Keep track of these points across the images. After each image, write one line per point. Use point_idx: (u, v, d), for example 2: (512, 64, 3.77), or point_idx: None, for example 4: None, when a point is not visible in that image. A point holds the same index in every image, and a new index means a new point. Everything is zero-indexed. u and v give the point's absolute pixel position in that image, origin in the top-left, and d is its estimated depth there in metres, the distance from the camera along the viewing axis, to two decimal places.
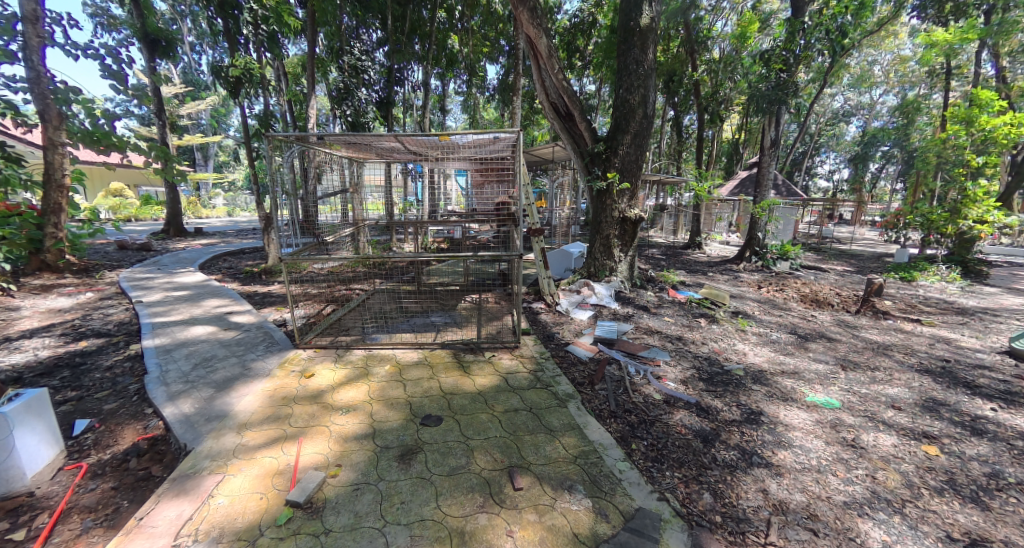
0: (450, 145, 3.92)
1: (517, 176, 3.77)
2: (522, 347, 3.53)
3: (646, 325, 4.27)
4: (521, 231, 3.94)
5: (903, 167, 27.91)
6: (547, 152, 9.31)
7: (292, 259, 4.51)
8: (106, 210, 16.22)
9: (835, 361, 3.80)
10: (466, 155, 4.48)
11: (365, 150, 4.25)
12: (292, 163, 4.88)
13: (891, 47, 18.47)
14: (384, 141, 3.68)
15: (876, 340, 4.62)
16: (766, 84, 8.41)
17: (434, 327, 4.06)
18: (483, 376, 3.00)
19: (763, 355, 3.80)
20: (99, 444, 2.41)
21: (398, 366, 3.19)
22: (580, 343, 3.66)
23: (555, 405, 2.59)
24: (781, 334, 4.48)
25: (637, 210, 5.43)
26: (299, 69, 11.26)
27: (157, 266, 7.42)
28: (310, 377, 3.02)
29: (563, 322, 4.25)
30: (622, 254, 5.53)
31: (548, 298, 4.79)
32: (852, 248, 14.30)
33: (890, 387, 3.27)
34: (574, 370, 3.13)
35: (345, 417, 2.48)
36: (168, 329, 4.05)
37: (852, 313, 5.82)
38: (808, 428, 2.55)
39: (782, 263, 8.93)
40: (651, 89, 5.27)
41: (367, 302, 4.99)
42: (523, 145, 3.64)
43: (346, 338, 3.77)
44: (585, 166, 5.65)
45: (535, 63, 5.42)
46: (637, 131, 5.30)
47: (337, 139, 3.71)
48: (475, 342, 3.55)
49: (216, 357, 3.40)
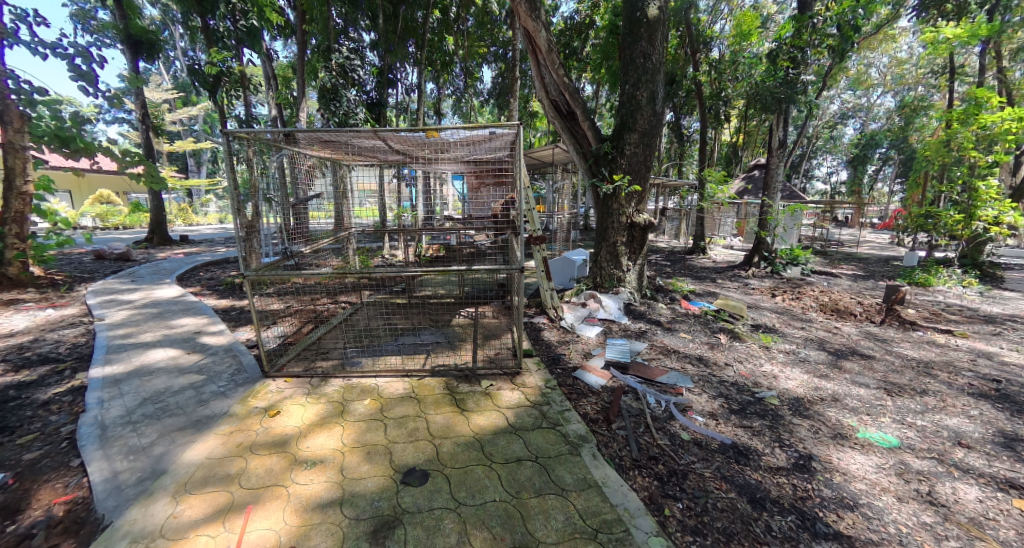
0: (437, 142, 3.41)
1: (519, 175, 3.20)
2: (525, 374, 3.07)
3: (662, 344, 3.84)
4: (520, 240, 3.28)
5: (901, 168, 27.80)
6: (546, 153, 8.91)
7: (256, 275, 3.97)
8: (92, 218, 15.77)
9: (876, 385, 3.39)
10: (459, 153, 3.97)
11: (339, 148, 3.80)
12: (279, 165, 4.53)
13: (889, 48, 18.33)
14: (363, 138, 3.18)
15: (913, 356, 4.20)
16: (772, 82, 8.09)
17: (425, 348, 3.62)
18: (481, 413, 2.55)
19: (796, 379, 3.39)
20: (4, 511, 1.88)
21: (380, 400, 2.74)
22: (590, 367, 3.23)
23: (566, 454, 2.14)
24: (812, 351, 4.05)
25: (647, 214, 4.99)
26: (289, 73, 10.99)
27: (132, 278, 6.97)
28: (276, 416, 2.57)
29: (569, 340, 3.81)
30: (631, 262, 5.06)
31: (551, 313, 4.36)
32: (858, 252, 13.95)
33: (948, 417, 2.86)
34: (585, 403, 2.68)
35: (310, 472, 2.04)
36: (124, 355, 3.60)
37: (877, 324, 5.41)
38: (873, 478, 2.13)
39: (793, 269, 8.57)
40: (660, 84, 4.88)
41: (352, 319, 4.56)
42: (523, 140, 3.08)
43: (324, 365, 3.32)
44: (590, 168, 5.22)
45: (533, 59, 5.05)
46: (646, 129, 4.88)
47: (309, 136, 3.24)
48: (471, 369, 3.11)
49: (172, 389, 2.95)
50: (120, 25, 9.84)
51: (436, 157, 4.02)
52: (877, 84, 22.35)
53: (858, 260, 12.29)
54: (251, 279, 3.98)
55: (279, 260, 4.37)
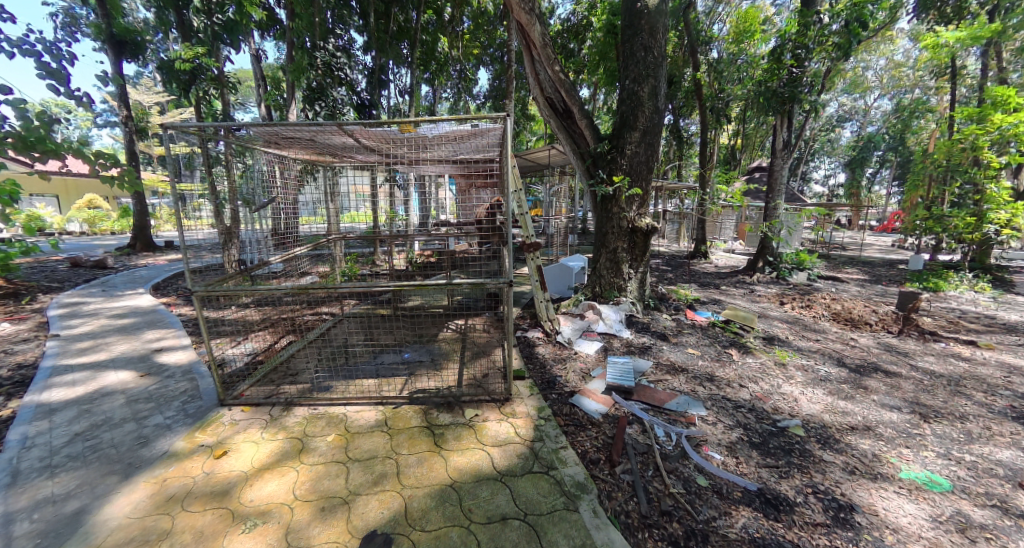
0: (414, 139, 3.04)
1: (507, 175, 2.79)
2: (516, 401, 2.71)
3: (668, 360, 3.49)
4: (511, 245, 2.83)
5: (898, 171, 27.65)
6: (543, 154, 8.57)
7: (206, 293, 3.51)
8: (79, 223, 15.36)
9: (909, 407, 3.04)
10: (441, 152, 3.67)
11: (310, 147, 3.48)
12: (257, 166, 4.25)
13: (886, 50, 18.20)
14: (329, 134, 2.81)
15: (940, 371, 3.84)
16: (776, 82, 7.80)
17: (405, 368, 3.25)
18: (462, 450, 2.19)
19: (819, 402, 3.04)
20: None
21: (348, 434, 2.37)
22: (589, 390, 2.88)
23: (560, 510, 1.82)
24: (831, 367, 3.69)
25: (649, 218, 4.63)
26: (279, 75, 10.67)
27: (103, 287, 6.55)
28: (222, 457, 2.20)
29: (567, 357, 3.46)
30: (632, 270, 4.69)
31: (545, 325, 4.00)
32: (861, 256, 13.63)
33: (998, 450, 2.50)
34: (585, 439, 2.33)
35: (248, 537, 1.69)
36: (69, 377, 3.22)
37: (895, 334, 5.05)
38: (931, 538, 1.79)
39: (799, 274, 8.27)
40: (663, 79, 4.55)
41: (330, 333, 4.20)
42: (513, 132, 2.69)
43: (290, 391, 2.95)
44: (587, 169, 4.89)
45: (527, 54, 4.75)
46: (648, 127, 4.53)
47: (269, 131, 2.87)
48: (454, 394, 2.74)
49: (110, 422, 2.57)
50: (103, 25, 9.43)
51: (419, 156, 3.65)
52: (874, 87, 22.24)
53: (862, 264, 11.97)
54: (202, 296, 3.51)
55: (234, 274, 3.85)
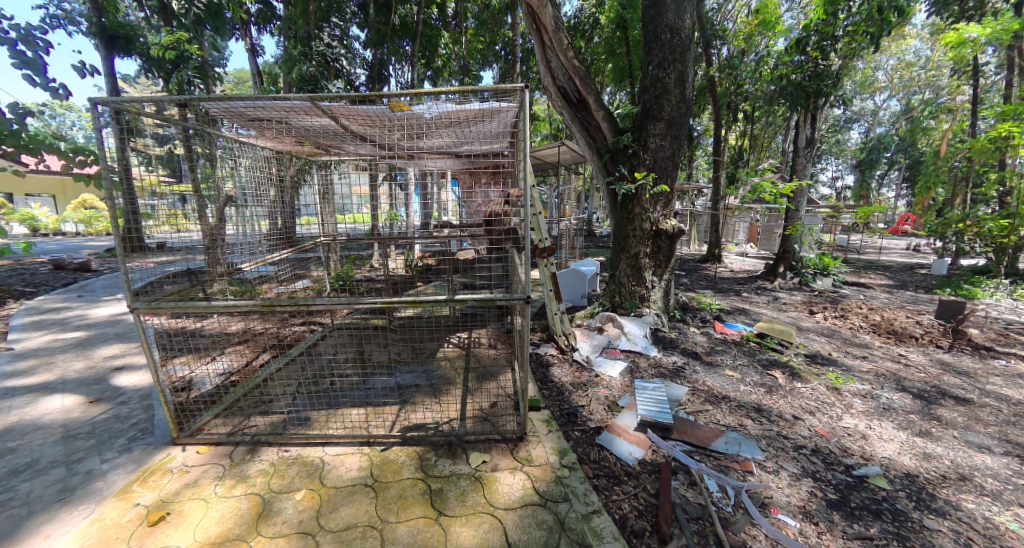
0: (408, 121, 2.56)
1: (522, 162, 2.29)
2: (533, 443, 2.24)
3: (706, 385, 3.00)
4: (529, 243, 2.28)
5: (908, 173, 27.07)
6: (551, 152, 8.05)
7: (147, 309, 2.66)
8: (74, 223, 14.98)
9: (1001, 446, 2.53)
10: (441, 138, 3.22)
11: (289, 132, 3.02)
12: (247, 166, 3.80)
13: (897, 49, 17.72)
14: (303, 114, 2.30)
15: (1016, 397, 3.31)
16: (801, 75, 7.25)
17: (398, 395, 2.77)
18: (467, 518, 1.74)
19: (895, 439, 2.53)
20: None
21: (323, 489, 1.92)
22: (619, 426, 2.40)
23: None
24: (893, 393, 3.17)
25: (674, 219, 4.15)
26: (274, 71, 10.23)
27: (82, 292, 6.09)
28: (159, 524, 1.74)
29: (589, 381, 2.98)
30: (656, 278, 4.21)
31: (560, 341, 3.52)
32: (879, 260, 13.05)
33: None
34: (622, 500, 1.86)
35: None
36: (6, 404, 2.76)
37: (947, 349, 4.52)
38: None
39: (824, 280, 7.75)
40: (691, 65, 4.07)
41: (317, 348, 3.73)
42: (531, 108, 2.16)
43: (260, 425, 2.47)
44: (604, 166, 4.41)
45: (537, 39, 4.24)
46: (673, 118, 4.05)
47: (230, 111, 2.37)
48: (458, 434, 2.27)
49: (35, 467, 2.12)
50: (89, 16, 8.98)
51: (414, 143, 3.14)
52: (884, 89, 21.72)
53: (883, 268, 11.41)
54: (144, 313, 2.67)
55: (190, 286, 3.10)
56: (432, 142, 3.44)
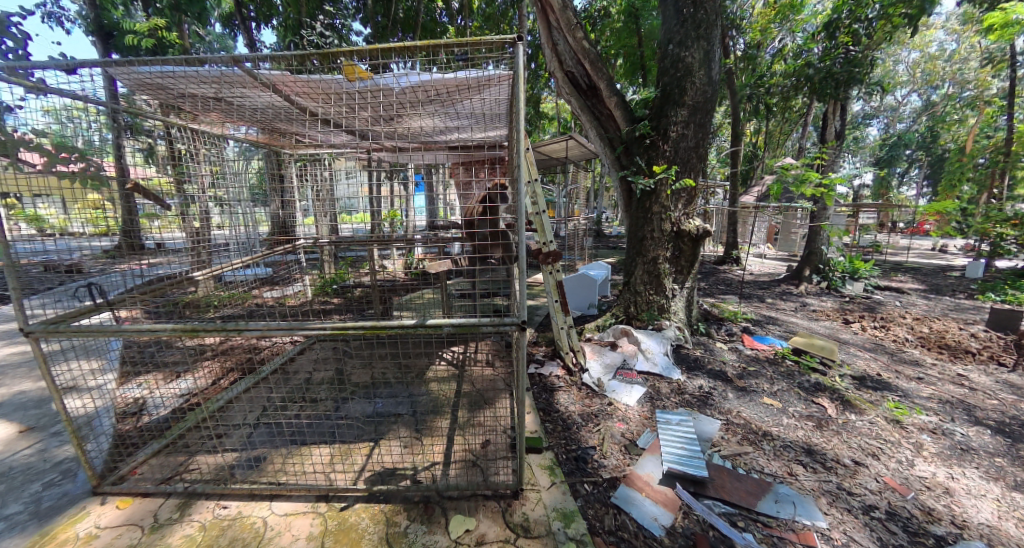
0: (374, 95, 2.11)
1: (517, 136, 1.79)
2: (533, 501, 1.78)
3: (742, 417, 2.51)
4: (523, 248, 1.78)
5: (930, 170, 26.06)
6: (558, 148, 7.55)
7: (48, 332, 1.99)
8: None
9: None
10: (421, 119, 2.77)
11: (240, 113, 2.61)
12: (237, 159, 3.37)
13: (921, 41, 16.84)
14: (243, 80, 1.83)
15: None
16: (831, 61, 6.58)
17: (373, 429, 2.32)
18: None
19: (989, 494, 2.01)
20: None
21: None
22: (639, 478, 1.93)
23: None
24: (968, 427, 2.65)
25: (698, 219, 3.65)
26: None
27: None
28: None
29: (601, 412, 2.52)
30: (677, 286, 3.72)
31: (567, 360, 3.06)
32: (908, 261, 12.29)
33: None
34: None
35: None
36: None
37: (1011, 366, 3.95)
38: None
39: (854, 284, 7.15)
40: (717, 43, 3.58)
41: (293, 364, 3.31)
42: (526, 69, 1.67)
43: (204, 467, 2.04)
44: (618, 160, 3.92)
45: (543, 21, 3.80)
46: (697, 103, 3.56)
47: (154, 80, 1.90)
48: (438, 488, 1.82)
49: None
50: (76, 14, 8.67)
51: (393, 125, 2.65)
52: (905, 84, 20.82)
53: (913, 270, 10.71)
54: (44, 337, 2.01)
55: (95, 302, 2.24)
56: (413, 126, 2.99)
